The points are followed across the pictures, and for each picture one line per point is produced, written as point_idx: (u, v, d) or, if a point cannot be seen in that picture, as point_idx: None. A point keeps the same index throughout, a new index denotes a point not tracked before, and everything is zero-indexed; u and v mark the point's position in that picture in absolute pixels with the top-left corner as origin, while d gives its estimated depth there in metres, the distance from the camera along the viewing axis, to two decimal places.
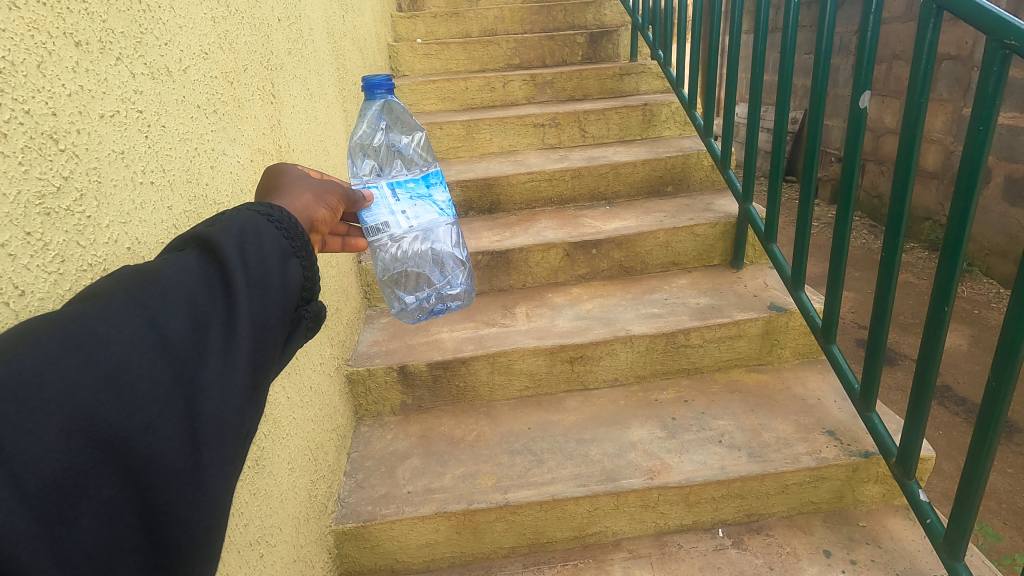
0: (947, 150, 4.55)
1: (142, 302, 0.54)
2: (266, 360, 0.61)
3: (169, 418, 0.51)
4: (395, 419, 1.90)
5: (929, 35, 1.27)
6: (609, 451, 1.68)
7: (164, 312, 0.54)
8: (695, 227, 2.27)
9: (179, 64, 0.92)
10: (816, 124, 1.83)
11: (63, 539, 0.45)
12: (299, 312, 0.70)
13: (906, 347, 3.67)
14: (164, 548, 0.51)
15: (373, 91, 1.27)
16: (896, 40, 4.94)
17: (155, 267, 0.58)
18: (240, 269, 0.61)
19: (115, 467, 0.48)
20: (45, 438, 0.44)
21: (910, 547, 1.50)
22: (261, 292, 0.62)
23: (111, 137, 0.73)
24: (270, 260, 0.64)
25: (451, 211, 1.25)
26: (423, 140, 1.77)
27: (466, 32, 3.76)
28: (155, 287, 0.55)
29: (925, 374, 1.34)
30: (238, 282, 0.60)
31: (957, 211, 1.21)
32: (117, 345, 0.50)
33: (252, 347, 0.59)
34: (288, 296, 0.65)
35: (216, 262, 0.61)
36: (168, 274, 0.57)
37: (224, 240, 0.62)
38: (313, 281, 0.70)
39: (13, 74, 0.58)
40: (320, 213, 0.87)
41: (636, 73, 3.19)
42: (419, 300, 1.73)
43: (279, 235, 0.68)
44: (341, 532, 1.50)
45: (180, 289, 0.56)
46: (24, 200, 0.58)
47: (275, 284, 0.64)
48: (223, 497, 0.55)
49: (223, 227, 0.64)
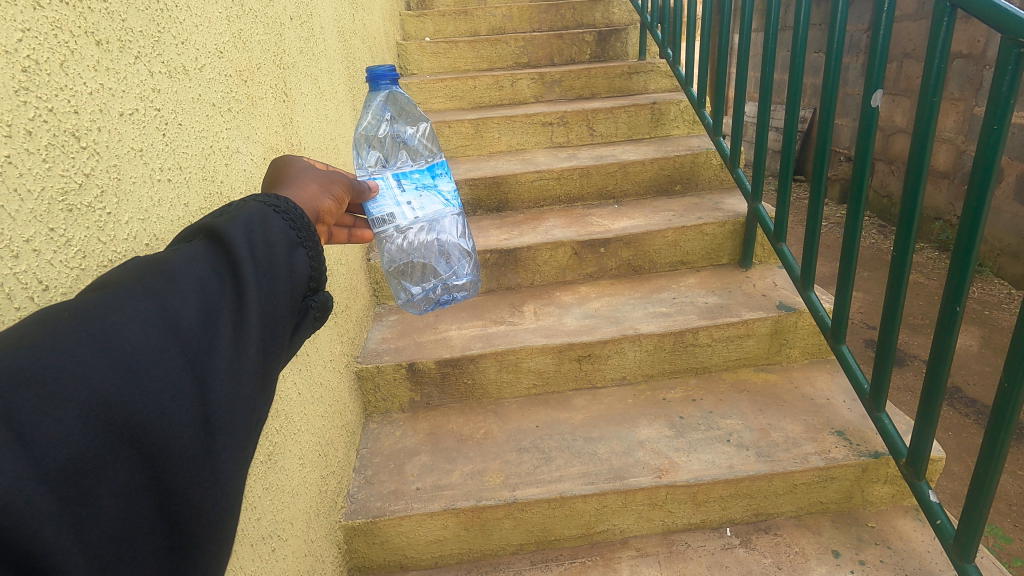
0: (958, 149, 4.51)
1: (154, 289, 0.53)
2: (276, 349, 0.61)
3: (184, 404, 0.50)
4: (403, 416, 1.91)
5: (943, 33, 1.26)
6: (617, 449, 1.68)
7: (175, 299, 0.53)
8: (703, 226, 2.26)
9: (195, 63, 0.93)
10: (827, 122, 1.82)
11: (84, 522, 0.43)
12: (305, 304, 0.71)
13: (915, 348, 3.65)
14: (181, 538, 0.49)
15: (377, 82, 1.27)
16: (907, 39, 4.90)
17: (164, 258, 0.57)
18: (248, 259, 0.61)
19: (132, 452, 0.46)
20: (64, 422, 0.43)
21: (920, 548, 1.49)
22: (270, 282, 0.62)
23: (130, 134, 0.73)
24: (276, 251, 0.65)
25: (456, 201, 1.24)
26: (426, 131, 1.80)
27: (474, 31, 3.77)
28: (164, 277, 0.55)
29: (936, 374, 1.34)
30: (247, 271, 0.59)
31: (970, 211, 1.21)
32: (130, 331, 0.49)
33: (262, 335, 0.59)
34: (295, 286, 0.66)
35: (224, 252, 0.60)
36: (178, 264, 0.57)
37: (232, 231, 0.62)
38: (317, 272, 0.71)
39: (37, 72, 0.59)
40: (326, 204, 0.87)
41: (644, 71, 3.18)
42: (425, 291, 1.70)
43: (284, 227, 0.68)
44: (350, 528, 1.51)
45: (190, 278, 0.56)
46: (48, 197, 0.59)
47: (283, 274, 0.64)
48: (236, 486, 0.54)
49: (230, 219, 0.64)
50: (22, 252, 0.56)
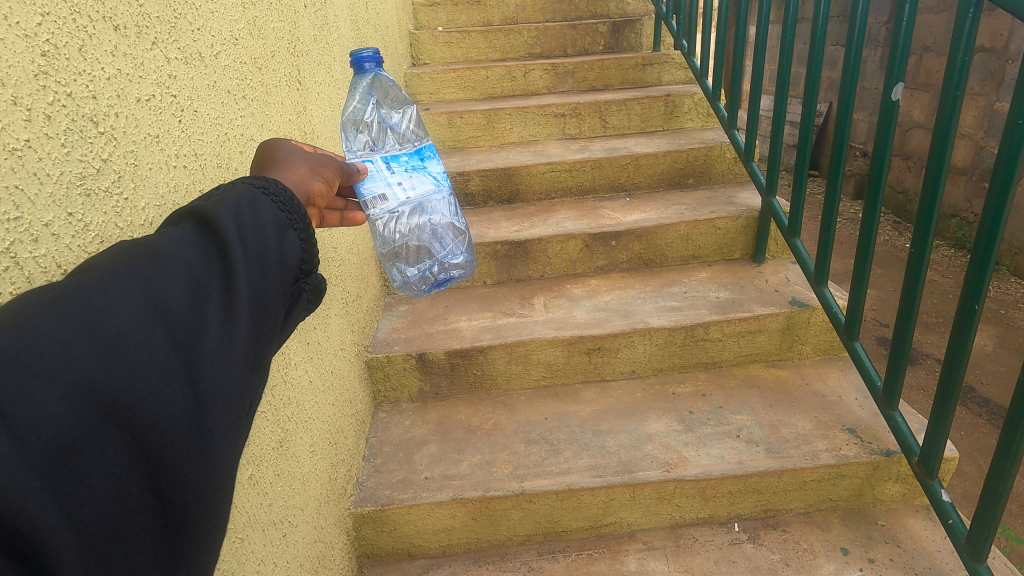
0: (977, 145, 4.43)
1: (141, 272, 0.53)
2: (268, 331, 0.61)
3: (172, 384, 0.50)
4: (413, 406, 1.92)
5: (968, 26, 1.23)
6: (626, 443, 1.68)
7: (163, 282, 0.53)
8: (716, 220, 2.24)
9: (210, 49, 0.93)
10: (845, 119, 1.79)
11: (72, 498, 0.43)
12: (299, 287, 0.71)
13: (929, 346, 3.60)
14: (173, 516, 0.50)
15: (361, 65, 1.26)
16: (927, 31, 4.81)
17: (151, 241, 0.57)
18: (237, 242, 0.60)
19: (120, 431, 0.46)
20: (48, 402, 0.43)
21: (931, 548, 1.48)
22: (260, 263, 0.62)
23: (146, 121, 0.74)
24: (267, 233, 0.65)
25: (445, 182, 1.27)
26: (413, 117, 1.72)
27: (487, 21, 3.74)
28: (151, 259, 0.55)
29: (952, 373, 1.32)
30: (235, 253, 0.59)
31: (992, 208, 1.19)
32: (115, 314, 0.49)
33: (252, 317, 0.59)
34: (286, 268, 0.66)
35: (212, 235, 0.60)
36: (165, 247, 0.57)
37: (221, 214, 0.62)
38: (310, 254, 0.71)
39: (56, 57, 0.59)
40: (317, 186, 0.86)
41: (658, 63, 3.15)
42: (421, 272, 1.71)
43: (274, 209, 0.68)
44: (360, 515, 1.52)
45: (178, 262, 0.56)
46: (67, 180, 0.59)
47: (273, 257, 0.64)
48: (229, 464, 0.54)
49: (219, 202, 0.64)
50: (41, 236, 0.56)
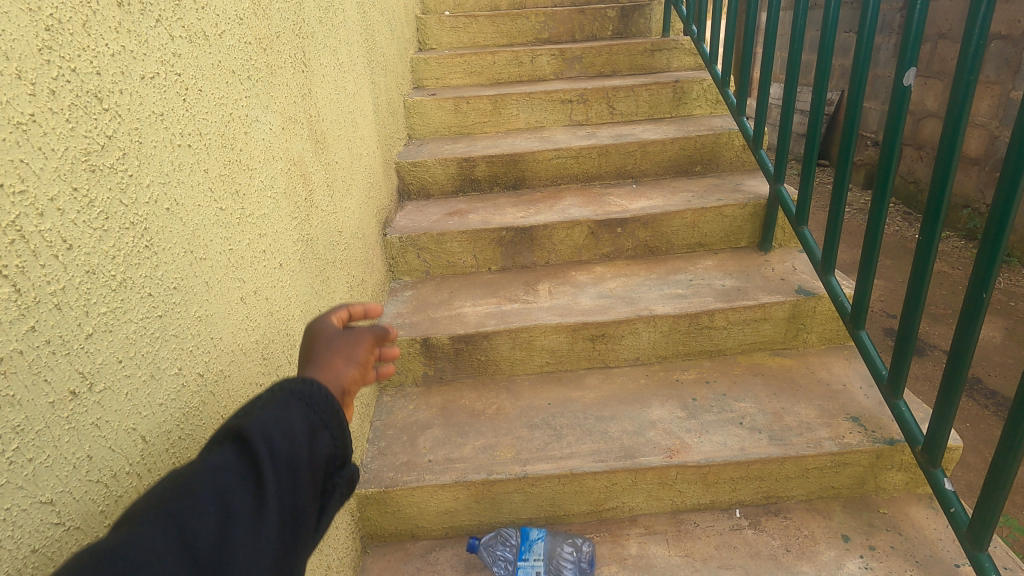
0: (991, 135, 4.37)
1: (172, 516, 0.52)
2: (298, 549, 0.60)
3: None
4: (417, 390, 1.93)
5: (983, 10, 1.21)
6: (628, 429, 1.69)
7: (193, 526, 0.52)
8: (723, 208, 2.23)
9: (214, 29, 0.92)
10: (855, 105, 1.76)
11: None
12: (331, 482, 0.67)
13: (937, 338, 3.58)
14: None
15: None
16: (943, 18, 4.72)
17: (185, 471, 0.56)
18: (266, 453, 0.59)
19: None
20: None
21: (932, 536, 1.48)
22: (292, 477, 0.60)
23: (151, 98, 0.74)
24: (299, 440, 0.63)
25: None
26: None
27: (494, 5, 3.70)
28: (184, 498, 0.53)
29: (958, 363, 1.31)
30: (268, 476, 0.58)
31: (1002, 196, 1.17)
32: (147, 565, 0.48)
33: (280, 536, 0.58)
34: (317, 471, 0.64)
35: (245, 456, 0.59)
36: (198, 477, 0.55)
37: (255, 430, 0.60)
38: (343, 445, 0.68)
39: (60, 32, 0.59)
40: (353, 374, 0.74)
41: (667, 49, 3.11)
42: None
43: (308, 410, 0.66)
44: (364, 496, 1.54)
45: (209, 496, 0.54)
46: (71, 156, 0.59)
47: (304, 466, 0.62)
48: None
49: (252, 415, 0.62)
50: (47, 211, 0.56)
